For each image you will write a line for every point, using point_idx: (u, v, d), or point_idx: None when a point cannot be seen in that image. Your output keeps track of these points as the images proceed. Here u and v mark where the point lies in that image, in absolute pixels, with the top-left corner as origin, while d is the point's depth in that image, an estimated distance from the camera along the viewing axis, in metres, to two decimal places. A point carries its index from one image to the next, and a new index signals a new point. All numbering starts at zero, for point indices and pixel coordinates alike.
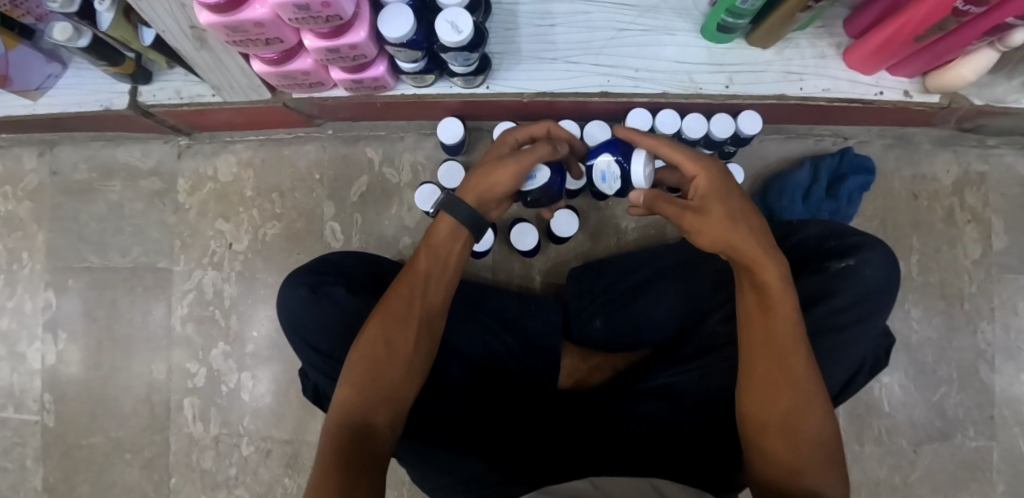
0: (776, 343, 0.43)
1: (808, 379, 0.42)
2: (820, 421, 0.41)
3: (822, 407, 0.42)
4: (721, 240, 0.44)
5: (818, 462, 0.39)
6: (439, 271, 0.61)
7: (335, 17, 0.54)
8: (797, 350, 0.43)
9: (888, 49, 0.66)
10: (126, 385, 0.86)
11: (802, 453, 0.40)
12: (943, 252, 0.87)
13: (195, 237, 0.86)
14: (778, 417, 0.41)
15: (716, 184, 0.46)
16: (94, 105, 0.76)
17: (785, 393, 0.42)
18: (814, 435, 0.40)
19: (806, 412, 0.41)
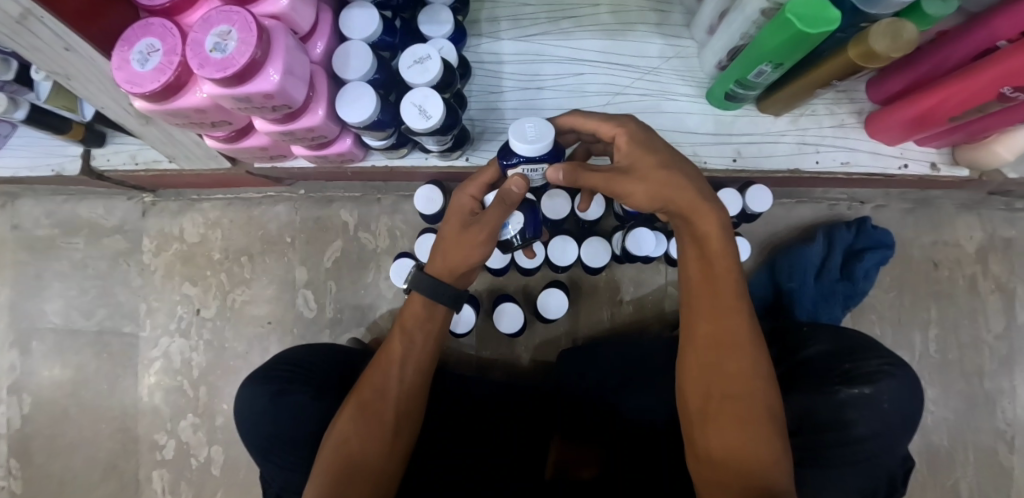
0: (725, 340, 0.40)
1: (756, 377, 0.39)
2: (769, 426, 0.37)
3: (772, 410, 0.38)
4: (656, 197, 0.41)
5: (767, 475, 0.35)
6: (422, 350, 0.54)
7: (283, 105, 0.48)
8: (745, 350, 0.40)
9: (917, 122, 0.59)
10: (91, 455, 0.82)
11: (750, 458, 0.36)
12: (962, 325, 0.80)
13: (162, 302, 0.81)
14: (728, 394, 0.38)
15: (642, 135, 0.43)
16: (45, 170, 0.70)
17: (728, 392, 0.39)
18: (763, 442, 0.37)
19: (753, 415, 0.38)
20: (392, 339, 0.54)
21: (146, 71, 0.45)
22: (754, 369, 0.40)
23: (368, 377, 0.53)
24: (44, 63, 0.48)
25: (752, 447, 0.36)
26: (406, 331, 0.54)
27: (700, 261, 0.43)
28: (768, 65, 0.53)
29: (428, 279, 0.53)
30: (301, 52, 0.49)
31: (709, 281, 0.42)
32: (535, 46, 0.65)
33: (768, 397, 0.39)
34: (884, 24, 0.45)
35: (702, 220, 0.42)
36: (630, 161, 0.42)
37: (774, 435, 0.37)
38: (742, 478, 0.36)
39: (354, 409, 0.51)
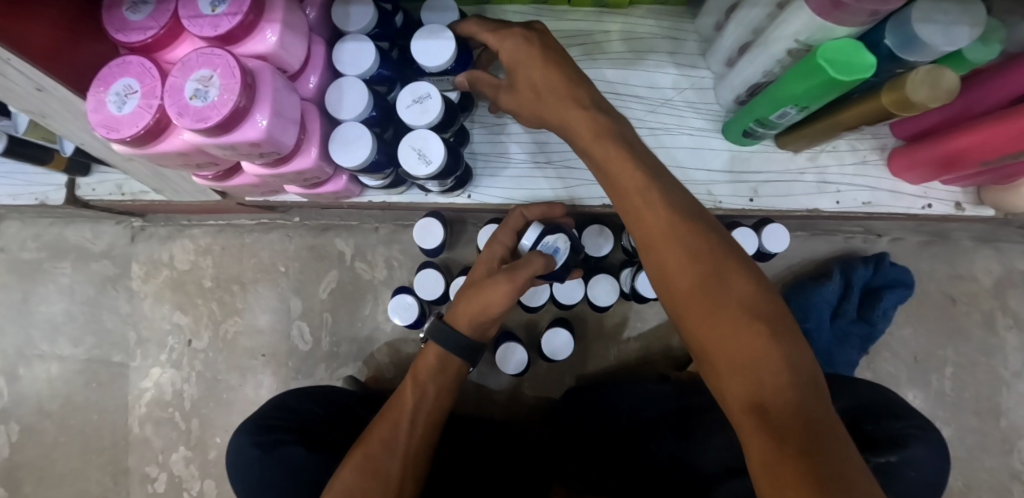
0: (688, 257, 0.36)
1: (733, 281, 0.34)
2: (770, 327, 0.32)
3: (765, 308, 0.33)
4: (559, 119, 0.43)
5: (790, 387, 0.30)
6: (431, 404, 0.51)
7: (271, 151, 0.45)
8: (711, 256, 0.35)
9: (942, 163, 0.56)
10: (79, 486, 0.79)
11: (765, 372, 0.30)
12: (978, 362, 0.78)
13: (152, 331, 0.78)
14: (705, 305, 0.34)
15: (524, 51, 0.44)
16: (28, 198, 0.67)
17: (714, 311, 0.33)
18: (768, 348, 0.31)
19: (738, 322, 0.32)
20: (403, 391, 0.51)
21: (125, 114, 0.42)
22: (730, 270, 0.35)
23: (374, 429, 0.47)
24: (17, 102, 0.45)
25: (764, 360, 0.31)
26: (420, 382, 0.51)
27: (634, 182, 0.39)
28: (794, 108, 0.50)
29: (440, 326, 0.52)
30: (292, 92, 0.45)
31: (650, 201, 0.38)
32: None
33: (757, 293, 0.34)
34: (923, 72, 0.42)
35: (603, 150, 0.40)
36: (519, 68, 0.44)
37: (778, 336, 0.32)
38: (764, 400, 0.30)
39: (359, 460, 0.45)
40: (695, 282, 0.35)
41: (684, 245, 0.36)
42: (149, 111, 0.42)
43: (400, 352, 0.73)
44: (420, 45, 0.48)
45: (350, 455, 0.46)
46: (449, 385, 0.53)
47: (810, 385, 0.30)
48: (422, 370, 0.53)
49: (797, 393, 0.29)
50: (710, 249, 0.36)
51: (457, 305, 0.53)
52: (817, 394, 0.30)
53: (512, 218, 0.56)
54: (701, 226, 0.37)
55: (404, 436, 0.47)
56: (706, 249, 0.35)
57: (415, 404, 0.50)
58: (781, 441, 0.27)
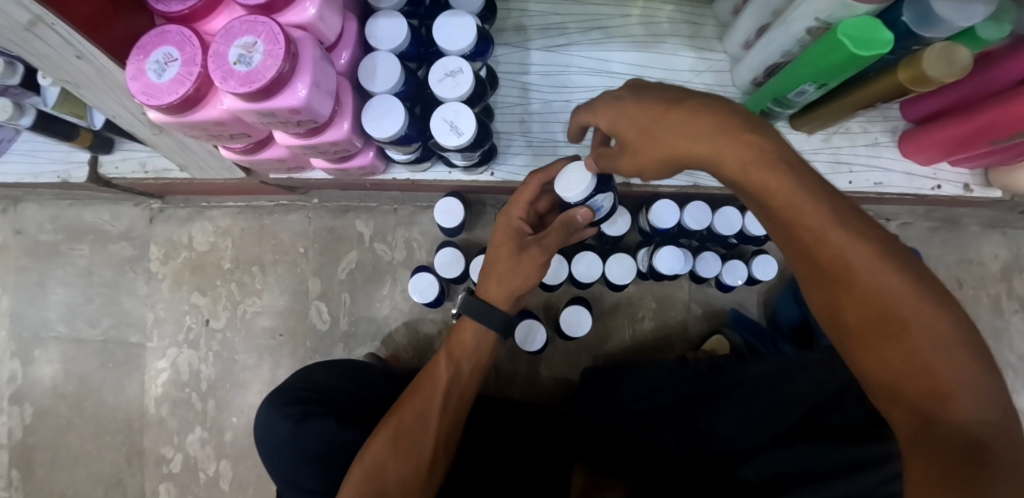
0: (829, 244, 0.30)
1: (889, 275, 0.29)
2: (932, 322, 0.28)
3: (928, 298, 0.28)
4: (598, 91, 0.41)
5: (955, 396, 0.27)
6: (460, 384, 0.52)
7: (309, 120, 0.46)
8: (856, 242, 0.29)
9: (949, 144, 0.58)
10: (95, 466, 0.80)
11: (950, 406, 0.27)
12: (986, 345, 0.79)
13: (170, 312, 0.79)
14: (885, 324, 0.29)
15: None
16: (51, 177, 0.68)
17: (863, 311, 0.29)
18: (927, 349, 0.27)
19: (925, 349, 0.27)
20: (438, 366, 0.52)
21: (163, 82, 0.43)
22: (883, 259, 0.29)
23: (404, 405, 0.49)
24: (52, 71, 0.46)
25: (925, 365, 0.27)
26: (455, 359, 0.52)
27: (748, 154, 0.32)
28: (812, 86, 0.51)
29: (477, 303, 0.52)
30: (328, 64, 0.46)
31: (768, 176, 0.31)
32: (562, 56, 0.63)
33: (918, 282, 0.29)
34: (938, 47, 0.43)
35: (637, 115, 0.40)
36: None
37: (941, 335, 0.28)
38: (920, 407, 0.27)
39: (390, 434, 0.47)
40: (838, 273, 0.30)
41: (820, 228, 0.30)
42: (189, 79, 0.43)
43: (419, 332, 0.74)
44: (445, 26, 0.49)
45: (381, 427, 0.48)
46: (479, 364, 0.53)
47: (982, 387, 0.27)
48: (458, 346, 0.53)
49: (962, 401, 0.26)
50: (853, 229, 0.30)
51: (490, 282, 0.53)
52: (987, 398, 0.27)
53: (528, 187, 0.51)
54: (840, 202, 0.31)
55: (438, 415, 0.49)
56: (846, 232, 0.30)
57: (449, 380, 0.51)
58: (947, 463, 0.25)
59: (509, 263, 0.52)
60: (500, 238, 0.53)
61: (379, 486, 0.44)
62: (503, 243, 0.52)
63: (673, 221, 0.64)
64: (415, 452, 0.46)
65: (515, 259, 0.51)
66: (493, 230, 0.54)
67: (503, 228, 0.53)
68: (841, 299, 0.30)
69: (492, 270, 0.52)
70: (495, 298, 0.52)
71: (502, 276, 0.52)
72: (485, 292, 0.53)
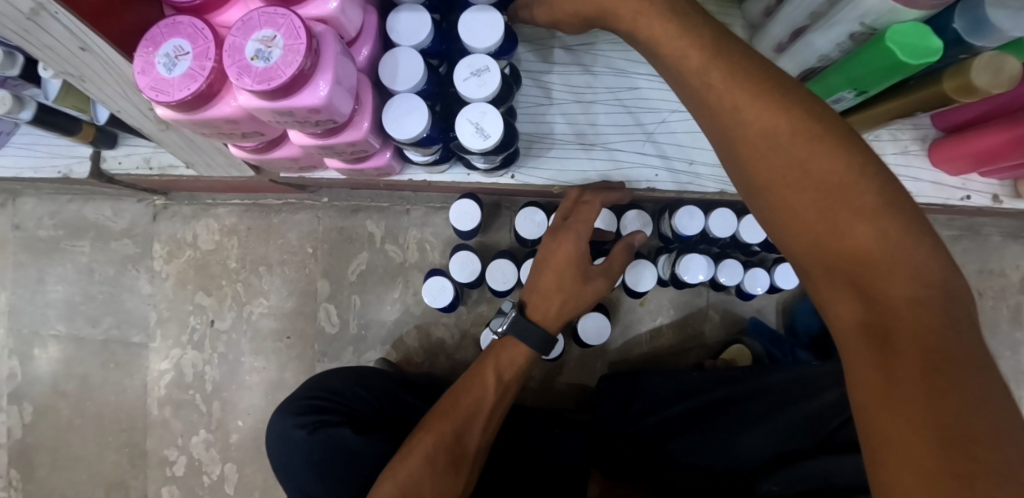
0: (782, 160, 0.28)
1: (856, 189, 0.26)
2: (906, 255, 0.25)
3: (892, 220, 0.26)
4: None
5: (936, 324, 0.24)
6: (499, 398, 0.50)
7: (328, 120, 0.44)
8: (818, 156, 0.27)
9: (983, 156, 0.56)
10: (97, 467, 0.78)
11: (919, 330, 0.24)
12: (1005, 357, 0.78)
13: (173, 312, 0.77)
14: (849, 247, 0.26)
15: None
16: (52, 172, 0.65)
17: (828, 235, 0.27)
18: (902, 284, 0.25)
19: (886, 268, 0.25)
20: (485, 376, 0.50)
21: (174, 77, 0.41)
22: (860, 183, 0.26)
23: (436, 423, 0.46)
24: (55, 63, 0.43)
25: (901, 300, 0.25)
26: (498, 376, 0.50)
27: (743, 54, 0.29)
28: (850, 93, 0.50)
29: (528, 325, 0.50)
30: (349, 60, 0.44)
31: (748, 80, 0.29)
32: (586, 55, 0.59)
33: (901, 213, 0.26)
34: (988, 58, 0.42)
35: None
36: None
37: (916, 267, 0.25)
38: (886, 334, 0.25)
39: (432, 439, 0.45)
40: (808, 196, 0.27)
41: (777, 140, 0.28)
42: (202, 74, 0.41)
43: (431, 336, 0.72)
44: (467, 23, 0.46)
45: (413, 442, 0.45)
46: (517, 384, 0.51)
47: (954, 312, 0.24)
48: (504, 364, 0.51)
49: (945, 331, 0.24)
50: (828, 143, 0.27)
51: (536, 299, 0.51)
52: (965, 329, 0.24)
53: (586, 210, 0.51)
54: (804, 113, 0.28)
55: (477, 436, 0.47)
56: (805, 143, 0.27)
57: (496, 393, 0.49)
58: (912, 385, 0.23)
59: (567, 291, 0.51)
60: (561, 267, 0.50)
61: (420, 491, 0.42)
62: (565, 272, 0.50)
63: (697, 229, 0.62)
64: (456, 472, 0.44)
65: (577, 289, 0.51)
66: (556, 252, 0.51)
67: (567, 255, 0.50)
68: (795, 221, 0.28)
69: (544, 284, 0.51)
70: (541, 320, 0.51)
71: (554, 300, 0.51)
72: (531, 307, 0.51)
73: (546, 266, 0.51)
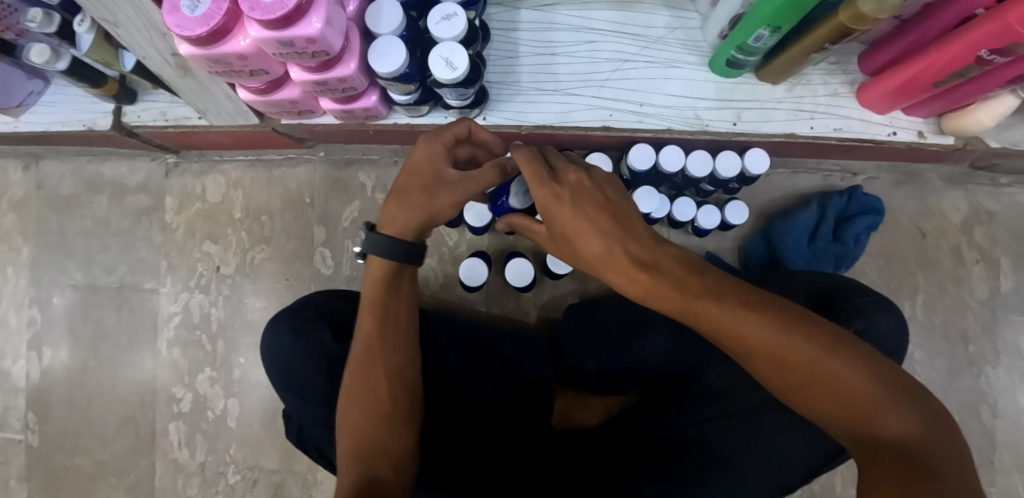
0: (708, 321, 0.35)
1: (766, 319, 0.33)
2: (824, 351, 0.32)
3: (795, 326, 0.33)
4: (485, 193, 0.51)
5: (868, 402, 0.30)
6: (392, 308, 0.54)
7: (322, 52, 0.52)
8: (727, 308, 0.34)
9: (900, 92, 0.64)
10: (109, 405, 0.84)
11: (858, 409, 0.30)
12: (948, 292, 0.85)
13: (182, 259, 0.84)
14: (791, 370, 0.32)
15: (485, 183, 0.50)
16: (77, 124, 0.73)
17: (732, 349, 0.34)
18: (835, 380, 0.31)
19: (818, 367, 0.32)
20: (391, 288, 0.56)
21: (195, 16, 0.49)
22: (705, 289, 0.35)
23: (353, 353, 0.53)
24: (96, 9, 0.51)
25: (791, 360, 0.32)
26: (373, 299, 0.54)
27: (551, 207, 0.40)
28: (767, 30, 0.56)
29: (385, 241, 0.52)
30: (339, 5, 0.52)
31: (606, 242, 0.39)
32: (550, 15, 0.69)
33: (736, 291, 0.35)
34: None
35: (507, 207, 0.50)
36: None
37: (834, 353, 0.31)
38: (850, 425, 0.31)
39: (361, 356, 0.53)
40: (680, 309, 0.36)
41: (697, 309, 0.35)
42: (219, 13, 0.49)
43: (418, 275, 0.79)
44: None
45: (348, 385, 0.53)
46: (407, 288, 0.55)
47: (868, 374, 0.31)
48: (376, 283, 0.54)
49: (873, 402, 0.30)
50: (721, 292, 0.35)
51: (388, 211, 0.52)
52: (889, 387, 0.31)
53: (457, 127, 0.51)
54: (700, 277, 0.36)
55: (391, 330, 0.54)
56: (712, 298, 0.35)
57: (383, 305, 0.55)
58: (830, 415, 0.32)
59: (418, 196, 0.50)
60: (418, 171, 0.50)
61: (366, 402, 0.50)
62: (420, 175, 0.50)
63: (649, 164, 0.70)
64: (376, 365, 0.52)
65: (432, 188, 0.50)
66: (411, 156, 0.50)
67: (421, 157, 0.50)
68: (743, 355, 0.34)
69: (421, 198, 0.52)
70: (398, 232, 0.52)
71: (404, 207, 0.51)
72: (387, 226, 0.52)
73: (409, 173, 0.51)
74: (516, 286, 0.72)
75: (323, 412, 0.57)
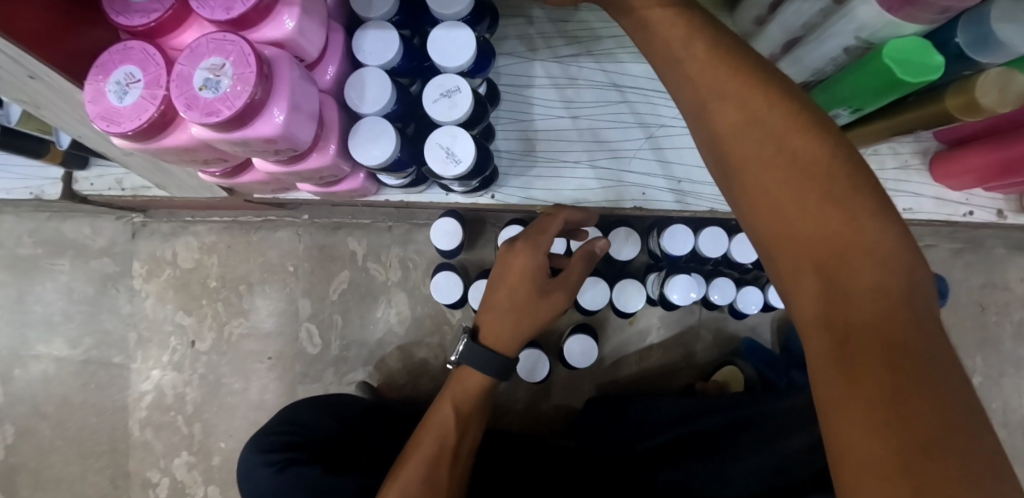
0: (750, 138, 0.26)
1: (828, 171, 0.24)
2: (882, 251, 0.23)
3: (878, 215, 0.23)
4: (504, 317, 0.45)
5: (905, 329, 0.21)
6: (465, 435, 0.47)
7: (288, 148, 0.41)
8: (792, 135, 0.25)
9: (991, 172, 0.53)
10: (79, 490, 0.77)
11: (886, 316, 0.21)
12: (1010, 374, 0.75)
13: (153, 332, 0.75)
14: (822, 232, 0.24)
15: (519, 295, 0.45)
16: (24, 193, 0.64)
17: (766, 181, 0.25)
18: (869, 277, 0.22)
19: (856, 242, 0.23)
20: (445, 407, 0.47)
21: (126, 106, 0.38)
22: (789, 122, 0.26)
23: (409, 457, 0.44)
24: (7, 91, 0.41)
25: (890, 323, 0.21)
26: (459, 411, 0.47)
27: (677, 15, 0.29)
28: (846, 110, 0.46)
29: (482, 353, 0.45)
30: (310, 83, 0.41)
31: (713, 55, 0.27)
32: (570, 68, 0.57)
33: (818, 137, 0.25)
34: (993, 75, 0.39)
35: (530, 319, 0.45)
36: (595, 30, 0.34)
37: (890, 256, 0.23)
38: (855, 341, 0.21)
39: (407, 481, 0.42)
40: (732, 120, 0.27)
41: (744, 129, 0.26)
42: (154, 102, 0.38)
43: (415, 356, 0.70)
44: (437, 41, 0.44)
45: (386, 489, 0.42)
46: (481, 415, 0.49)
47: (917, 304, 0.22)
48: (461, 396, 0.48)
49: (916, 334, 0.21)
50: (797, 131, 0.25)
51: (489, 319, 0.46)
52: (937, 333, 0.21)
53: (548, 224, 0.45)
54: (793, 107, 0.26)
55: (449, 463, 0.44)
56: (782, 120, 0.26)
57: (453, 416, 0.46)
58: (835, 311, 0.23)
59: (519, 311, 0.45)
60: (517, 283, 0.45)
61: None
62: (520, 289, 0.45)
63: (686, 249, 0.59)
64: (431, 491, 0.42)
65: (533, 305, 0.45)
66: (511, 269, 0.45)
67: (523, 267, 0.45)
68: (765, 196, 0.25)
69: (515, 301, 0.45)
70: (494, 344, 0.46)
71: (506, 321, 0.45)
72: (487, 340, 0.46)
73: (503, 281, 0.45)
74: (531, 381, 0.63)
75: None
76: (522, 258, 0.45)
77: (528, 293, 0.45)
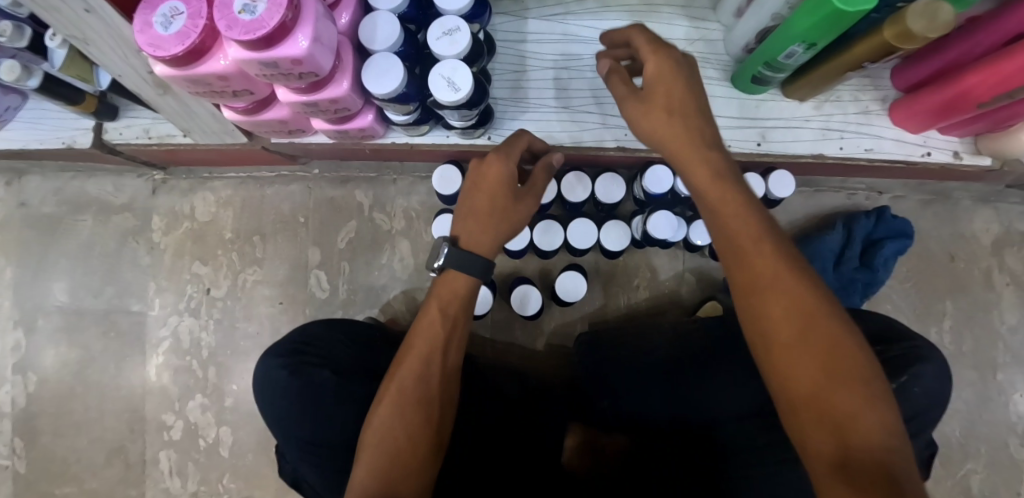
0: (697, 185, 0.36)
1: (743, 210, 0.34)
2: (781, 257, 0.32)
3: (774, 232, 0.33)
4: (485, 221, 0.51)
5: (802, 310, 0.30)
6: (452, 337, 0.50)
7: (309, 73, 0.47)
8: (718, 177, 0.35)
9: (943, 111, 0.58)
10: (99, 435, 0.81)
11: (792, 304, 0.30)
12: (977, 319, 0.81)
13: (171, 282, 0.80)
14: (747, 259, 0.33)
15: (498, 199, 0.51)
16: (57, 142, 0.69)
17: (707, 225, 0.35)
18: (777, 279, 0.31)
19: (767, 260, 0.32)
20: (430, 316, 0.50)
21: (169, 34, 0.43)
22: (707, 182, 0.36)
23: (399, 370, 0.48)
24: (63, 27, 0.45)
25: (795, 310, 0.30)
26: (445, 318, 0.49)
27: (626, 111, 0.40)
28: (800, 46, 0.50)
29: (467, 255, 0.50)
30: (329, 19, 0.47)
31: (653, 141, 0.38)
32: (559, 25, 0.63)
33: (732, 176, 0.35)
34: (922, 4, 0.43)
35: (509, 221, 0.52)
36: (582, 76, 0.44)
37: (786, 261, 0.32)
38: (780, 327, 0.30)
39: (392, 403, 0.46)
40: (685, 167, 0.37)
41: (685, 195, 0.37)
42: (195, 31, 0.43)
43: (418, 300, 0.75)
44: None
45: (378, 405, 0.47)
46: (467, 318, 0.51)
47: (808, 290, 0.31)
48: (447, 298, 0.50)
49: (812, 313, 0.30)
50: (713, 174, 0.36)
51: (471, 225, 0.51)
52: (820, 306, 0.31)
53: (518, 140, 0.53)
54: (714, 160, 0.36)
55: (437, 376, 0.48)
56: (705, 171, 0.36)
57: (437, 326, 0.49)
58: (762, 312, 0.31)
59: (499, 213, 0.51)
60: (495, 188, 0.51)
61: (391, 453, 0.44)
62: (499, 193, 0.51)
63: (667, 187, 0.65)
64: (421, 403, 0.46)
65: (511, 209, 0.52)
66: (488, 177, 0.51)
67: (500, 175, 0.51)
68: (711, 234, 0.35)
69: (494, 205, 0.51)
70: (477, 246, 0.51)
71: (488, 223, 0.51)
72: (466, 243, 0.51)
73: (481, 189, 0.51)
74: (525, 315, 0.68)
75: (325, 460, 0.54)
76: (498, 166, 0.51)
77: (506, 198, 0.51)
